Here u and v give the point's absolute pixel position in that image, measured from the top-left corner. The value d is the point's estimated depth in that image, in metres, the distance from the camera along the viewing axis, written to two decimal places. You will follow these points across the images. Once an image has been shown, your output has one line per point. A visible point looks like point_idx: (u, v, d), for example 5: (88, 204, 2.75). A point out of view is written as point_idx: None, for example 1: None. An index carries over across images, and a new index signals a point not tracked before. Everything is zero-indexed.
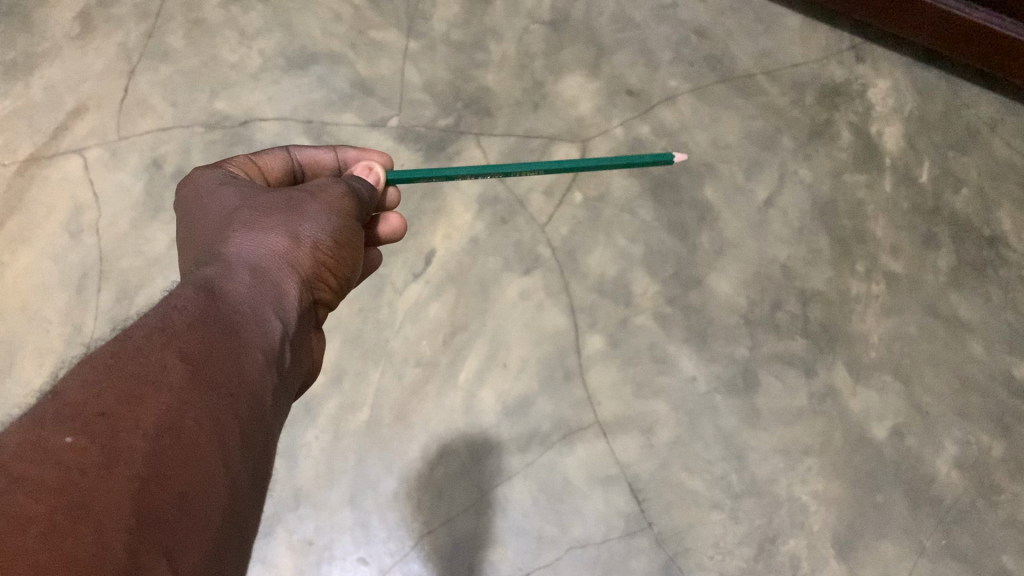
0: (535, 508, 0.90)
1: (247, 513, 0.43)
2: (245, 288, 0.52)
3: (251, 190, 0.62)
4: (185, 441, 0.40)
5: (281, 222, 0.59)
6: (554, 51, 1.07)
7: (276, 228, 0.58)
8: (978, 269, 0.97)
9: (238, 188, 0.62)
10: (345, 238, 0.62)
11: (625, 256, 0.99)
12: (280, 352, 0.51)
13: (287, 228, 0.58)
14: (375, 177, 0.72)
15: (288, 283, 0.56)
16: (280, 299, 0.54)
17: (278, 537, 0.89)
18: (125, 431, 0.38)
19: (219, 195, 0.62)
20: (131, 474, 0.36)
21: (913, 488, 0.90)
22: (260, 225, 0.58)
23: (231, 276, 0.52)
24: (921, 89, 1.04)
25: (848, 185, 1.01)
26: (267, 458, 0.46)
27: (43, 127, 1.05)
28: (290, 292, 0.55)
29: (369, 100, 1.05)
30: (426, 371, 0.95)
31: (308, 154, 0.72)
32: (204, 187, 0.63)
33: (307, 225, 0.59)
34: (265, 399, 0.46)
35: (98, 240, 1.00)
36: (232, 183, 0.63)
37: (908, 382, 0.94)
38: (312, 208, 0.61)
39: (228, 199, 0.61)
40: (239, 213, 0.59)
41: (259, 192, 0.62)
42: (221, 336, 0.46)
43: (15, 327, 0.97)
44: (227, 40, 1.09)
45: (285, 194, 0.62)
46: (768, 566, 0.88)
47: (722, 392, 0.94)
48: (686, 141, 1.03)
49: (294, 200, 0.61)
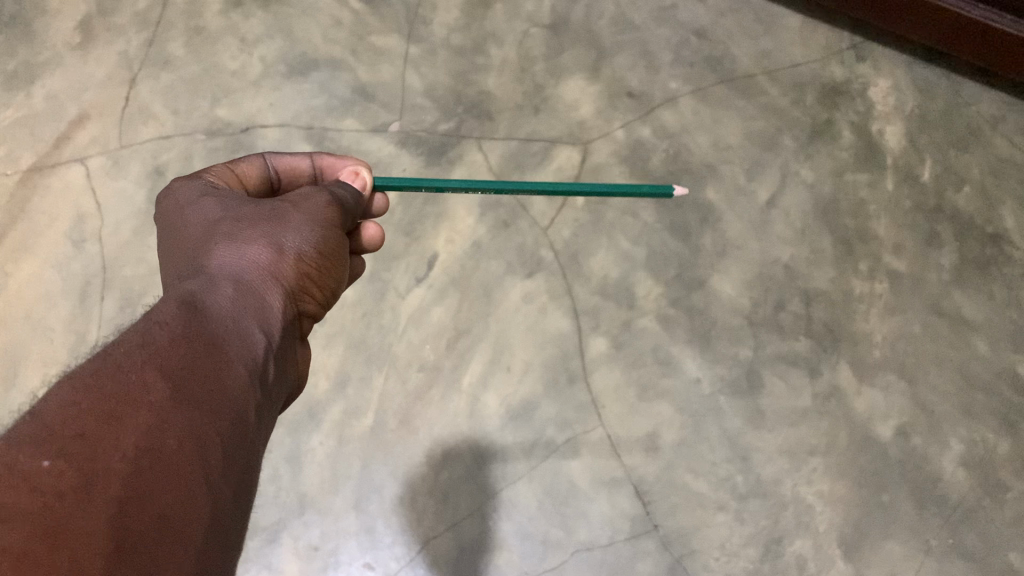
0: (540, 511, 0.90)
1: (230, 530, 0.43)
2: (228, 302, 0.52)
3: (232, 201, 0.62)
4: (164, 461, 0.40)
5: (264, 234, 0.59)
6: (554, 54, 1.07)
7: (259, 240, 0.58)
8: (981, 267, 0.97)
9: (219, 199, 0.62)
10: (330, 249, 0.62)
11: (628, 259, 0.99)
12: (264, 367, 0.51)
13: (270, 240, 0.58)
14: (361, 182, 0.72)
15: (273, 295, 0.56)
16: (264, 313, 0.54)
17: (283, 544, 0.89)
18: (103, 453, 0.38)
19: (200, 207, 0.62)
20: (109, 497, 0.36)
21: (919, 487, 0.90)
22: (242, 237, 0.58)
23: (214, 289, 0.52)
24: (921, 88, 1.04)
25: (850, 185, 1.01)
26: (251, 474, 0.46)
27: (46, 136, 1.06)
28: (274, 305, 0.56)
29: (370, 106, 1.05)
30: (429, 375, 0.95)
31: (283, 161, 0.72)
32: (185, 199, 0.63)
33: (289, 236, 0.59)
34: (246, 416, 0.46)
35: (101, 249, 1.00)
36: (213, 194, 0.63)
37: (912, 381, 0.93)
38: (296, 219, 0.61)
39: (210, 211, 0.61)
40: (222, 225, 0.59)
41: (241, 204, 0.62)
42: (201, 352, 0.46)
43: (19, 337, 0.97)
44: (228, 47, 1.09)
45: (268, 205, 0.62)
46: (774, 568, 0.88)
47: (726, 394, 0.94)
48: (687, 143, 1.03)
49: (277, 210, 0.61)
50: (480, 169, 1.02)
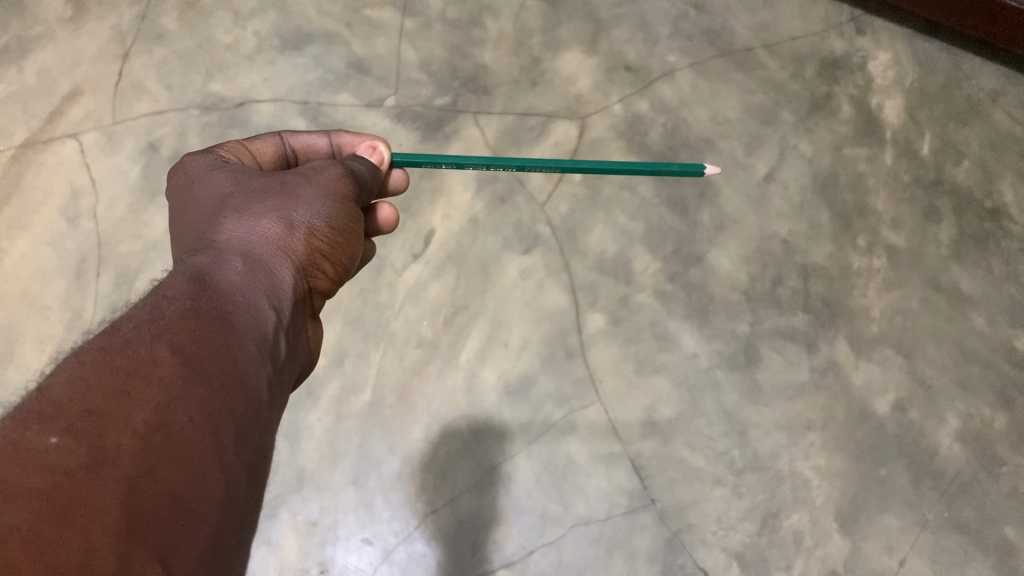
0: (538, 486, 0.90)
1: (243, 509, 0.43)
2: (239, 277, 0.52)
3: (244, 176, 0.62)
4: (174, 438, 0.40)
5: (275, 208, 0.58)
6: (551, 27, 1.06)
7: (270, 214, 0.57)
8: (980, 241, 0.97)
9: (231, 173, 0.62)
10: (343, 223, 0.62)
11: (625, 234, 0.99)
12: (274, 342, 0.51)
13: (281, 213, 0.58)
14: (378, 157, 0.71)
15: (283, 269, 0.56)
16: (274, 288, 0.54)
17: (282, 519, 0.89)
18: (113, 430, 0.38)
19: (211, 180, 0.61)
20: (119, 474, 0.37)
21: (915, 460, 0.90)
22: (252, 211, 0.57)
23: (223, 262, 0.52)
24: (921, 61, 1.04)
25: (849, 159, 1.00)
26: (263, 451, 0.46)
27: (39, 111, 1.05)
28: (283, 279, 0.55)
29: (366, 81, 1.04)
30: (427, 351, 0.95)
31: (300, 139, 0.72)
32: (195, 173, 0.63)
33: (300, 210, 0.59)
34: (258, 393, 0.46)
35: (97, 225, 1.00)
36: (224, 168, 0.63)
37: (910, 356, 0.93)
38: (308, 192, 0.60)
39: (220, 184, 0.61)
40: (232, 199, 0.59)
41: (252, 177, 0.62)
42: (212, 327, 0.46)
43: (14, 314, 0.96)
44: (222, 22, 1.08)
45: (280, 178, 0.61)
46: (771, 542, 0.88)
47: (724, 368, 0.94)
48: (686, 117, 1.02)
49: (289, 183, 0.61)
50: (478, 144, 1.01)
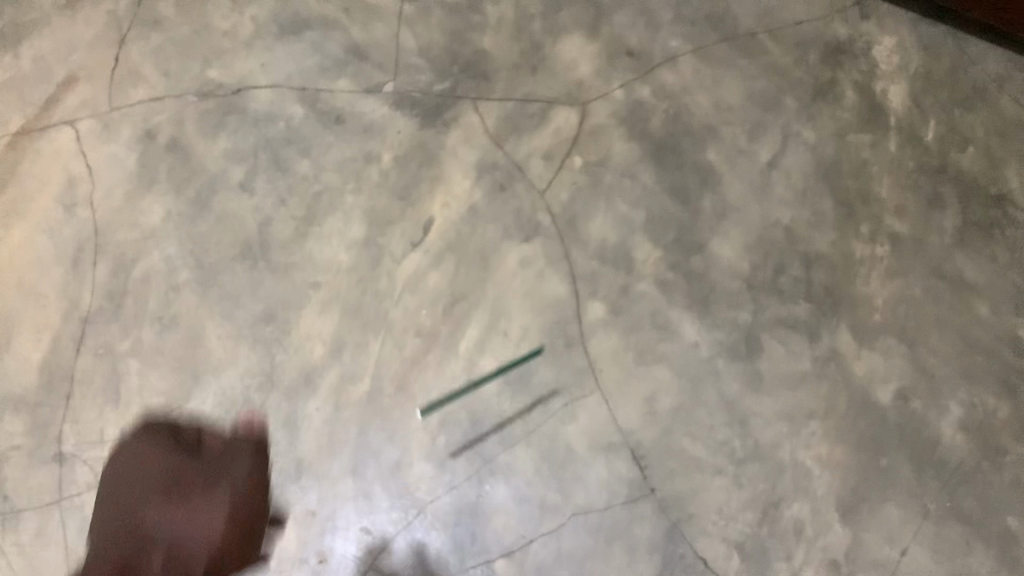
0: (537, 476, 0.90)
1: None
2: (168, 563, 0.79)
3: (165, 444, 0.88)
4: None
5: (204, 485, 0.83)
6: (552, 12, 1.05)
7: (204, 497, 0.82)
8: (984, 229, 0.96)
9: (157, 449, 0.88)
10: (253, 480, 0.85)
11: (626, 222, 0.97)
12: None
13: (217, 481, 0.83)
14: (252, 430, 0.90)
15: (213, 526, 0.81)
16: (196, 557, 0.79)
17: (280, 509, 0.89)
18: None
19: (140, 455, 0.88)
20: None
21: (917, 450, 0.90)
22: (188, 498, 0.82)
23: (152, 557, 0.79)
24: (927, 46, 1.02)
25: (852, 146, 0.99)
26: None
27: (34, 99, 1.04)
28: (207, 542, 0.80)
29: (364, 67, 1.03)
30: (427, 341, 0.94)
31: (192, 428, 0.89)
32: (128, 449, 0.89)
33: (231, 475, 0.85)
34: None
35: (94, 214, 0.99)
36: (147, 441, 0.89)
37: (913, 345, 0.93)
38: (238, 462, 0.86)
39: (155, 461, 0.86)
40: (162, 478, 0.84)
41: (177, 451, 0.87)
42: None
43: (11, 303, 0.96)
44: (219, 7, 1.06)
45: (207, 453, 0.86)
46: (772, 532, 0.88)
47: (725, 358, 0.93)
48: (688, 104, 1.01)
49: (219, 460, 0.86)
50: (477, 132, 1.00)
